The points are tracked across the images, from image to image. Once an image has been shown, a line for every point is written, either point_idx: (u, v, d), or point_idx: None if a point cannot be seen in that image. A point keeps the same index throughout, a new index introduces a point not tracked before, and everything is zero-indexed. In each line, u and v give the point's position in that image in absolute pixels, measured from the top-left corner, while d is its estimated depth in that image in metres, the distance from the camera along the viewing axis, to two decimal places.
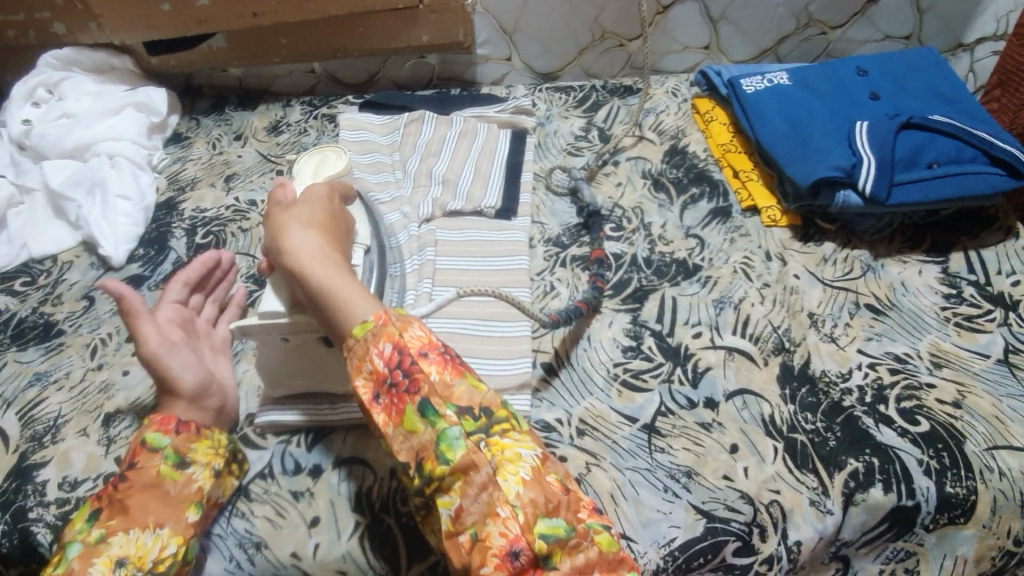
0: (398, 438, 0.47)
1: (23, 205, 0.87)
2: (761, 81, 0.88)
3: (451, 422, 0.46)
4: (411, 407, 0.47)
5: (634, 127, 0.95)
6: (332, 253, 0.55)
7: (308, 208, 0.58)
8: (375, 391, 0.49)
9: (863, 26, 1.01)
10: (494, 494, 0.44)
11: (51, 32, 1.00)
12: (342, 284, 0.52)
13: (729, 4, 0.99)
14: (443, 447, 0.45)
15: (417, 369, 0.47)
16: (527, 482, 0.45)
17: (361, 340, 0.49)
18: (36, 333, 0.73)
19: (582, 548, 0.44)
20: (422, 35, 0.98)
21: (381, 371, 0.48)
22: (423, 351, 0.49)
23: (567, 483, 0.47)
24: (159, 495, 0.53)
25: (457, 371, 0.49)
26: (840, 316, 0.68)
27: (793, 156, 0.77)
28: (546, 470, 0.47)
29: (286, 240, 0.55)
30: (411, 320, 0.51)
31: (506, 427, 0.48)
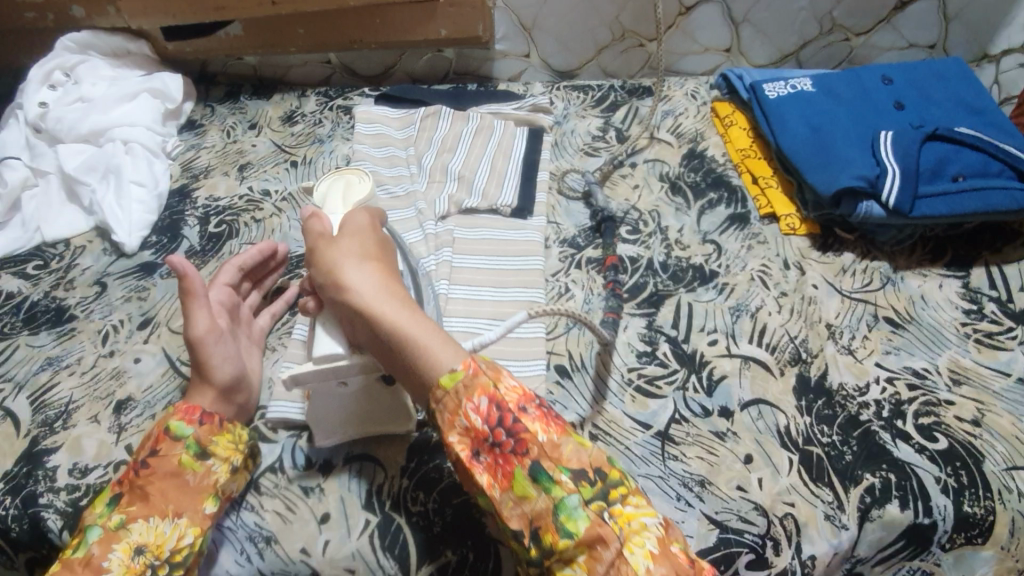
0: (508, 505, 0.47)
1: (38, 188, 0.87)
2: (784, 87, 0.86)
3: (568, 489, 0.46)
4: (521, 470, 0.46)
5: (651, 129, 0.94)
6: (396, 288, 0.53)
7: (356, 243, 0.56)
8: (475, 450, 0.48)
9: (887, 33, 0.99)
10: (622, 568, 0.44)
11: (70, 15, 0.99)
12: (421, 328, 0.51)
13: (752, 6, 0.98)
14: (564, 517, 0.45)
15: (523, 430, 0.47)
16: (654, 555, 0.45)
17: (456, 395, 0.48)
18: (47, 317, 0.73)
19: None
20: (440, 29, 0.97)
21: (483, 430, 0.48)
22: (521, 406, 0.49)
23: (688, 552, 0.46)
24: (178, 484, 0.53)
25: (561, 429, 0.49)
26: (858, 328, 0.68)
27: (815, 163, 0.76)
28: (668, 538, 0.46)
29: (346, 277, 0.53)
30: (499, 369, 0.51)
31: (624, 493, 0.47)
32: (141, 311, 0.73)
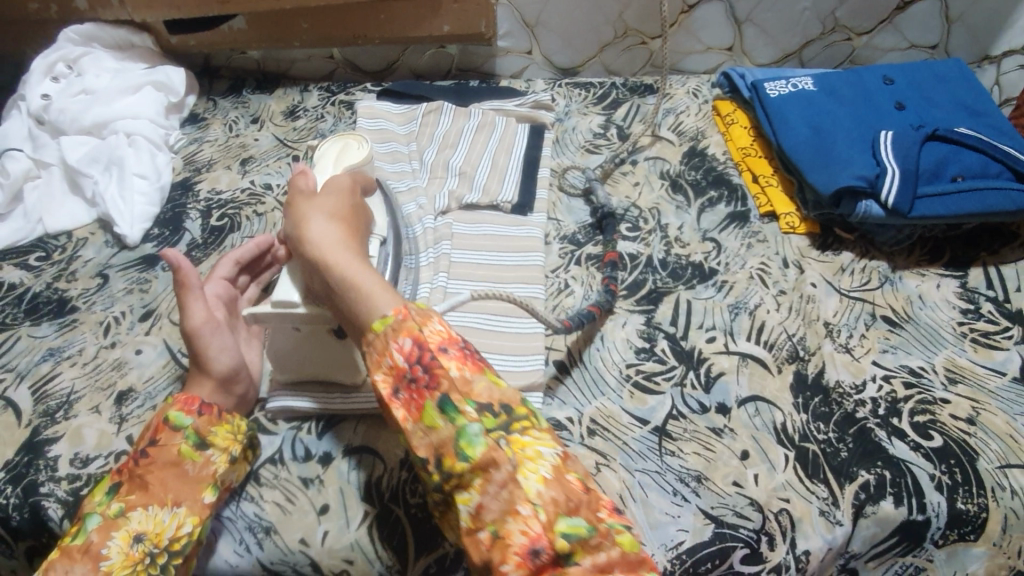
0: (417, 433, 0.47)
1: (40, 180, 0.87)
2: (786, 86, 0.87)
3: (471, 419, 0.45)
4: (430, 402, 0.46)
5: (653, 127, 0.94)
6: (352, 245, 0.54)
7: (332, 200, 0.57)
8: (394, 386, 0.48)
9: (889, 34, 1.00)
10: (515, 492, 0.43)
11: (74, 7, 0.99)
12: (361, 276, 0.51)
13: (755, 6, 0.98)
14: (463, 444, 0.45)
15: (437, 365, 0.47)
16: (548, 480, 0.44)
17: (380, 334, 0.48)
18: (49, 308, 0.73)
19: (605, 547, 0.42)
20: (444, 26, 0.98)
21: (402, 367, 0.47)
22: (443, 346, 0.48)
23: (586, 482, 0.46)
24: (178, 474, 0.54)
25: (477, 367, 0.48)
26: (855, 327, 0.68)
27: (815, 163, 0.76)
28: (567, 468, 0.46)
29: (307, 229, 0.54)
30: (431, 313, 0.50)
31: (526, 425, 0.47)
32: (143, 303, 0.73)
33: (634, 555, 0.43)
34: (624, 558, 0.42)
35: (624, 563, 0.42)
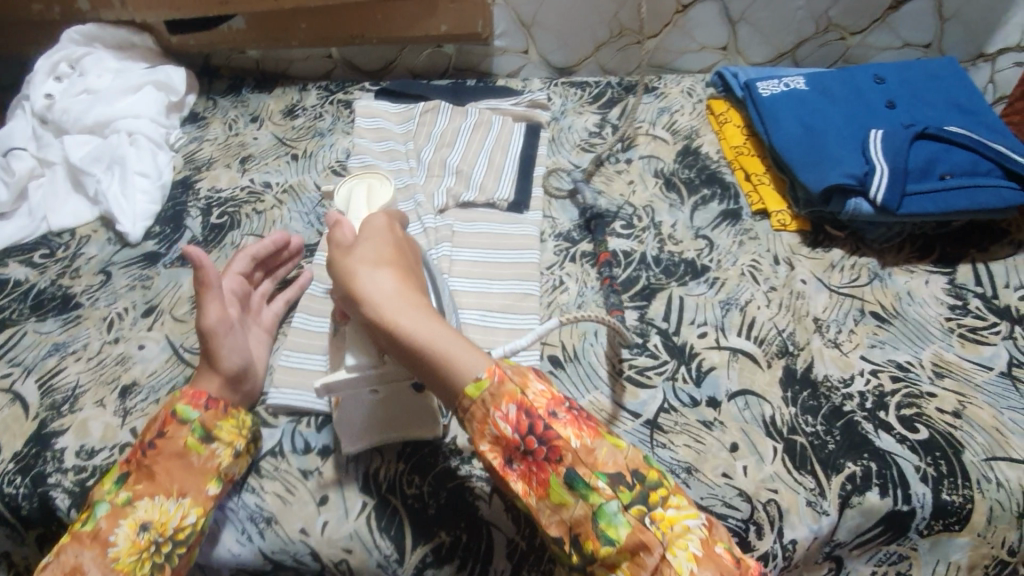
0: (547, 511, 0.47)
1: (43, 178, 0.88)
2: (778, 85, 0.88)
3: (606, 495, 0.45)
4: (556, 477, 0.46)
5: (647, 126, 0.96)
6: (417, 298, 0.51)
7: (372, 247, 0.54)
8: (508, 459, 0.48)
9: (882, 33, 1.01)
10: (667, 573, 0.43)
11: (76, 8, 1.00)
12: (437, 338, 0.49)
13: (749, 6, 0.99)
14: (604, 524, 0.45)
15: (555, 436, 0.46)
16: (698, 556, 0.44)
17: (481, 403, 0.47)
18: (54, 304, 0.75)
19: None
20: (440, 25, 0.99)
21: (512, 439, 0.47)
22: (551, 409, 0.48)
23: (735, 552, 0.46)
24: (184, 465, 0.55)
25: (594, 431, 0.48)
26: (845, 322, 0.69)
27: (806, 161, 0.77)
28: (712, 538, 0.46)
29: (363, 287, 0.51)
30: (527, 372, 0.50)
31: (661, 492, 0.47)
32: (145, 299, 0.75)
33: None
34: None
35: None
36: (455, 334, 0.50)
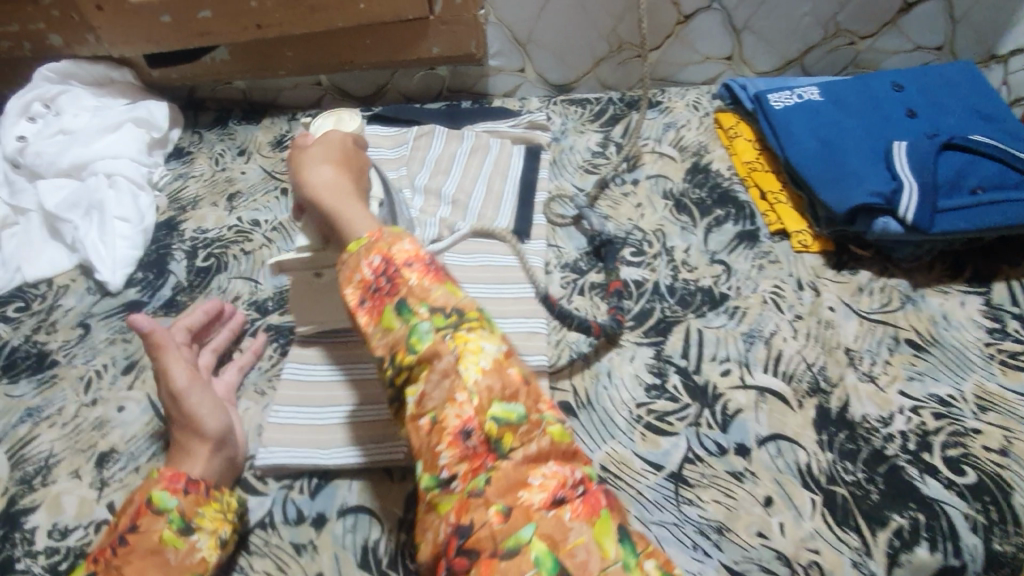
0: (376, 337, 0.47)
1: (19, 226, 0.84)
2: (790, 96, 0.83)
3: (421, 317, 0.46)
4: (389, 306, 0.47)
5: (652, 143, 0.91)
6: (348, 184, 0.57)
7: (323, 148, 0.59)
8: (361, 298, 0.49)
9: (893, 36, 0.96)
10: (455, 381, 0.43)
11: (48, 44, 0.95)
12: (347, 210, 0.54)
13: (754, 13, 0.94)
14: (412, 340, 0.45)
15: (399, 276, 0.48)
16: (487, 372, 0.44)
17: (353, 254, 0.50)
18: (28, 364, 0.71)
19: (535, 437, 0.42)
20: (433, 48, 0.94)
21: (368, 280, 0.49)
22: (409, 262, 0.49)
23: (529, 378, 0.46)
24: (159, 563, 0.49)
25: (437, 277, 0.49)
26: (879, 352, 0.64)
27: (827, 178, 0.72)
28: (509, 363, 0.45)
29: (307, 176, 0.57)
30: (402, 235, 0.51)
31: (476, 325, 0.46)
32: (125, 354, 0.70)
33: (565, 445, 0.43)
34: (555, 448, 0.42)
35: (556, 452, 0.42)
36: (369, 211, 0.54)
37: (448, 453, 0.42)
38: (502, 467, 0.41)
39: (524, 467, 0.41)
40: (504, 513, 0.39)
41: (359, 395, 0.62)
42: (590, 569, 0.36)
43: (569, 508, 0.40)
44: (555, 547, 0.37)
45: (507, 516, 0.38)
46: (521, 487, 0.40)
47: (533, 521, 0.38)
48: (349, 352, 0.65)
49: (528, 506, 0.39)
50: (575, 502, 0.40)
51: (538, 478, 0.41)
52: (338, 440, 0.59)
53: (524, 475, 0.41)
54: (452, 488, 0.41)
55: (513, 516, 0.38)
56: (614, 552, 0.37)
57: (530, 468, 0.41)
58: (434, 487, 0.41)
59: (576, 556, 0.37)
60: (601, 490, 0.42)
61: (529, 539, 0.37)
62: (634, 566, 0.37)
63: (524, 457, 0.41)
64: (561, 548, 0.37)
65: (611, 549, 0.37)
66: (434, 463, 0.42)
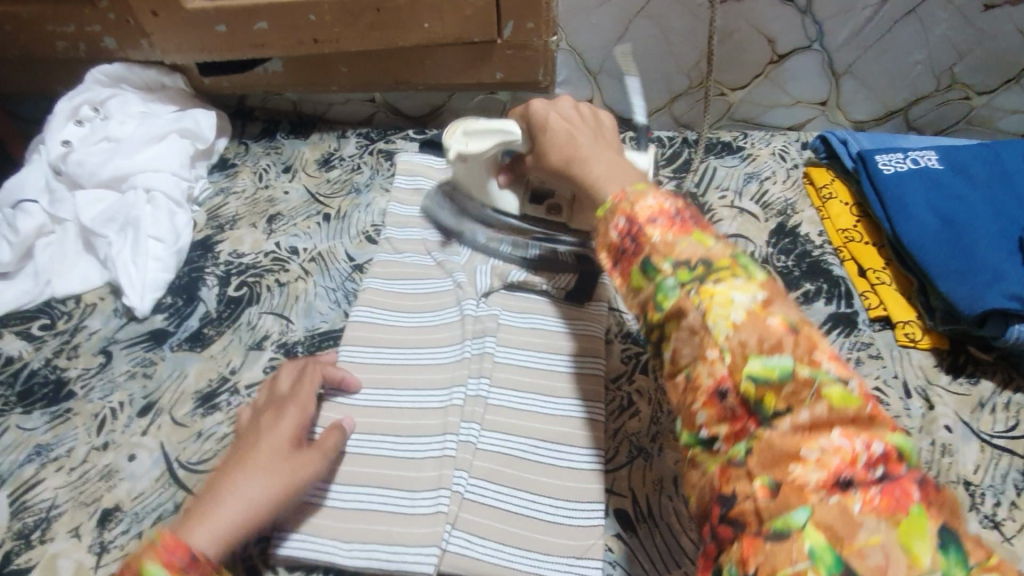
0: (627, 296, 0.42)
1: (54, 236, 0.81)
2: (902, 161, 0.71)
3: (666, 273, 0.39)
4: (636, 266, 0.41)
5: (732, 196, 0.82)
6: (589, 142, 0.52)
7: (558, 117, 0.57)
8: (611, 262, 0.43)
9: (1017, 94, 0.81)
10: (705, 338, 0.36)
11: (102, 47, 0.91)
12: (598, 164, 0.49)
13: (858, 57, 0.80)
14: (659, 297, 0.39)
15: (645, 234, 0.41)
16: (739, 326, 0.36)
17: (600, 219, 0.45)
18: (44, 393, 0.66)
19: (806, 400, 0.33)
20: (496, 73, 0.87)
21: (613, 242, 0.43)
22: (656, 218, 0.41)
23: (798, 324, 0.36)
24: None
25: (686, 229, 0.41)
26: (1004, 490, 0.54)
27: (949, 267, 0.62)
28: (770, 311, 0.36)
29: (549, 138, 0.56)
30: (648, 189, 0.44)
31: (729, 274, 0.37)
32: (144, 393, 0.65)
33: (855, 411, 0.33)
34: (837, 415, 0.33)
35: (839, 419, 0.33)
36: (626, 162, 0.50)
37: (703, 413, 0.36)
38: (765, 437, 0.33)
39: (795, 437, 0.33)
40: (770, 488, 0.32)
41: (386, 478, 0.55)
42: None
43: (859, 495, 0.30)
44: (838, 542, 0.29)
45: (774, 492, 0.32)
46: (792, 461, 0.32)
47: (810, 505, 0.31)
48: (426, 338, 0.65)
49: (801, 486, 0.31)
50: (867, 488, 0.31)
51: (815, 451, 0.32)
52: (360, 533, 0.52)
53: (797, 446, 0.33)
54: (715, 449, 0.36)
55: (782, 495, 0.32)
56: (931, 562, 0.28)
57: (804, 439, 0.33)
58: (693, 444, 0.37)
59: (869, 557, 0.28)
60: (911, 474, 0.31)
61: (802, 525, 0.30)
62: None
63: (795, 427, 0.33)
64: (846, 546, 0.29)
65: (925, 556, 0.28)
66: (689, 423, 0.37)
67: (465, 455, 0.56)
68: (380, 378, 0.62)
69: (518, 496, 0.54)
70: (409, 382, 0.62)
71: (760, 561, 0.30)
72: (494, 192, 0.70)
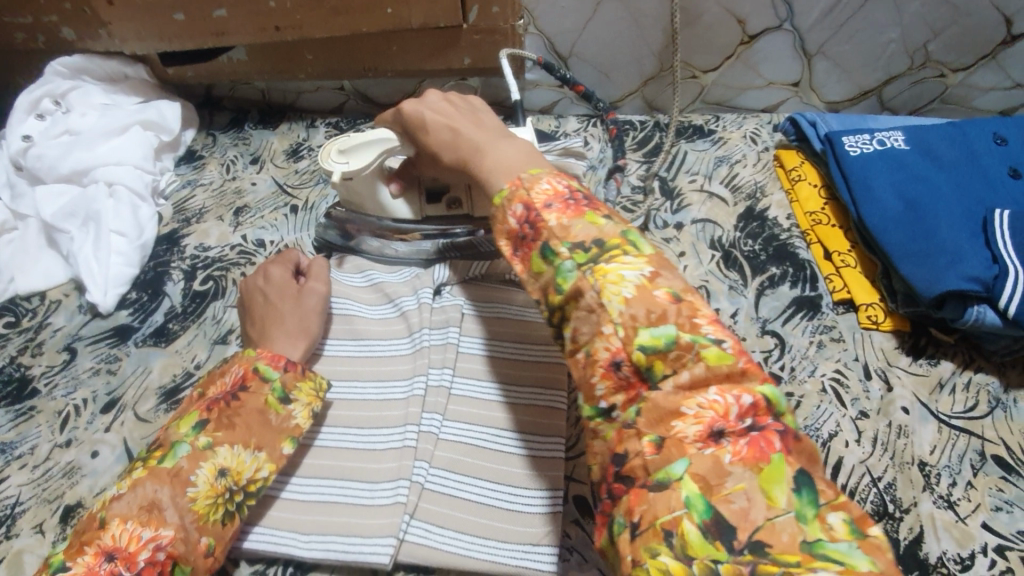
0: (529, 281, 0.43)
1: (16, 232, 0.80)
2: (869, 142, 0.71)
3: (565, 257, 0.40)
4: (535, 252, 0.42)
5: (702, 180, 0.81)
6: (474, 132, 0.51)
7: (436, 112, 0.55)
8: (514, 248, 0.44)
9: (990, 71, 0.78)
10: (602, 317, 0.38)
11: (61, 37, 0.89)
12: (495, 151, 0.48)
13: (831, 37, 0.78)
14: (559, 281, 0.40)
15: (542, 220, 0.42)
16: (630, 300, 0.37)
17: (497, 206, 0.44)
18: (7, 391, 0.66)
19: (687, 363, 0.36)
20: (464, 58, 0.84)
21: (514, 230, 0.43)
22: (549, 202, 0.42)
23: (681, 294, 0.38)
24: (262, 421, 0.52)
25: (577, 210, 0.42)
26: (959, 471, 0.55)
27: (910, 250, 0.62)
28: (656, 285, 0.38)
29: (436, 133, 0.53)
30: (544, 174, 0.44)
31: (620, 253, 0.39)
32: (108, 389, 0.65)
33: (729, 368, 0.36)
34: (713, 373, 0.35)
35: (714, 377, 0.35)
36: (522, 143, 0.49)
37: (602, 386, 0.38)
38: (653, 398, 0.36)
39: (678, 396, 0.35)
40: (655, 444, 0.35)
41: (350, 471, 0.56)
42: (753, 519, 0.31)
43: (730, 447, 0.33)
44: (709, 490, 0.32)
45: (660, 448, 0.35)
46: (674, 417, 0.35)
47: (688, 456, 0.34)
48: (389, 330, 0.65)
49: (681, 439, 0.34)
50: (736, 439, 0.33)
51: (693, 408, 0.35)
52: (320, 525, 0.53)
53: (678, 404, 0.35)
54: (613, 417, 0.38)
55: (666, 448, 0.34)
56: (787, 502, 0.31)
57: (685, 397, 0.35)
58: (594, 415, 0.39)
59: (734, 502, 0.32)
60: (774, 424, 0.34)
61: (681, 475, 0.33)
62: (813, 519, 0.31)
63: (677, 387, 0.35)
64: (715, 493, 0.32)
65: (782, 498, 0.31)
66: (589, 396, 0.39)
67: (426, 446, 0.56)
68: (343, 370, 0.62)
69: (475, 484, 0.54)
70: (372, 374, 0.62)
71: (645, 509, 0.34)
72: (387, 203, 0.70)
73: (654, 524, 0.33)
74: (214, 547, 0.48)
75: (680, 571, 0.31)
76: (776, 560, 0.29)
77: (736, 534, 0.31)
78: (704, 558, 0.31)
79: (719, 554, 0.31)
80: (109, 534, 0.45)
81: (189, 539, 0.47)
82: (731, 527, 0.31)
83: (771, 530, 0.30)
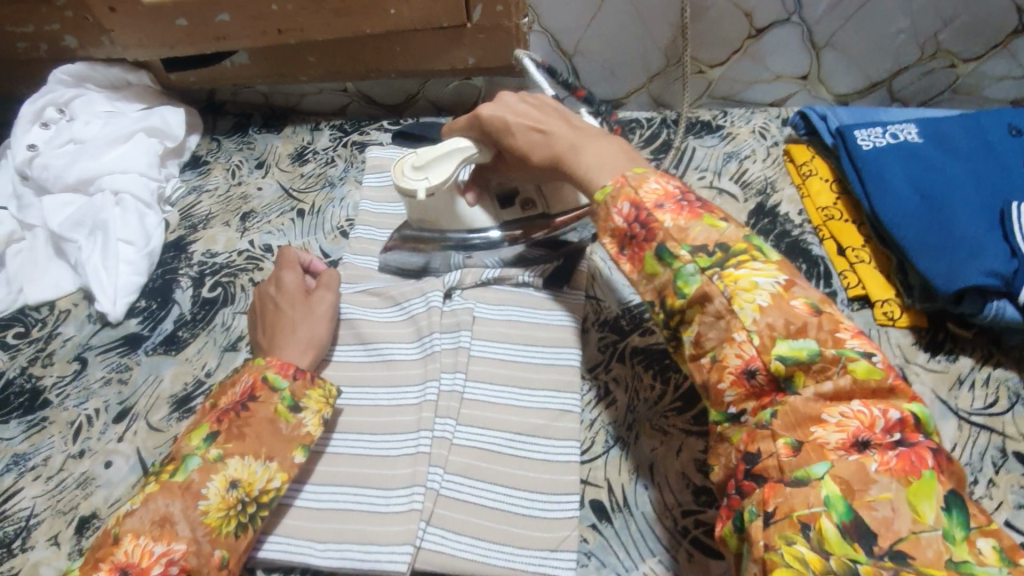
0: (640, 282, 0.43)
1: (24, 243, 0.80)
2: (881, 135, 0.70)
3: (686, 260, 0.40)
4: (649, 253, 0.42)
5: (711, 176, 0.80)
6: (571, 133, 0.52)
7: (525, 114, 0.55)
8: (619, 247, 0.44)
9: (1002, 60, 0.77)
10: (733, 322, 0.38)
11: (63, 45, 0.89)
12: (598, 152, 0.49)
13: (839, 28, 0.77)
14: (680, 284, 0.40)
15: (655, 219, 0.42)
16: (766, 308, 0.37)
17: (601, 203, 0.45)
18: (20, 403, 0.66)
19: (832, 375, 0.36)
20: (468, 57, 0.84)
21: (622, 229, 0.43)
22: (660, 202, 0.42)
23: (819, 304, 0.38)
24: (273, 430, 0.52)
25: (692, 212, 0.42)
26: (981, 468, 0.54)
27: (928, 246, 0.61)
28: (792, 294, 0.38)
29: (524, 132, 0.54)
30: (648, 175, 0.45)
31: (746, 258, 0.39)
32: (120, 398, 0.65)
33: (877, 382, 0.35)
34: (859, 386, 0.35)
35: (860, 391, 0.35)
36: (619, 142, 0.50)
37: (731, 392, 0.38)
38: (791, 402, 0.36)
39: (817, 403, 0.36)
40: (793, 447, 0.35)
41: (362, 477, 0.56)
42: (896, 528, 0.31)
43: (877, 457, 0.33)
44: (851, 493, 0.32)
45: (797, 450, 0.35)
46: (814, 423, 0.35)
47: (829, 459, 0.34)
48: (399, 335, 0.65)
49: (822, 444, 0.34)
50: (884, 451, 0.33)
51: (834, 416, 0.35)
52: (335, 533, 0.53)
53: (818, 411, 0.36)
54: (743, 421, 0.38)
55: (804, 451, 0.35)
56: (934, 519, 0.31)
57: (825, 405, 0.36)
58: (722, 420, 0.39)
59: (877, 509, 0.31)
60: (926, 442, 0.34)
61: (822, 475, 0.33)
62: (961, 541, 0.30)
63: (819, 395, 0.36)
64: (858, 497, 0.32)
65: (931, 515, 0.31)
66: (717, 401, 0.39)
67: (439, 452, 0.56)
68: (355, 376, 0.62)
69: (487, 489, 0.54)
70: (382, 379, 0.62)
71: (780, 501, 0.34)
72: (464, 213, 0.65)
73: (790, 515, 0.33)
74: (227, 559, 0.48)
75: (817, 562, 0.31)
76: (921, 571, 0.29)
77: (876, 540, 0.31)
78: (843, 556, 0.31)
79: (858, 554, 0.31)
80: (122, 550, 0.45)
81: (201, 552, 0.47)
82: (872, 533, 0.31)
83: (916, 543, 0.30)
